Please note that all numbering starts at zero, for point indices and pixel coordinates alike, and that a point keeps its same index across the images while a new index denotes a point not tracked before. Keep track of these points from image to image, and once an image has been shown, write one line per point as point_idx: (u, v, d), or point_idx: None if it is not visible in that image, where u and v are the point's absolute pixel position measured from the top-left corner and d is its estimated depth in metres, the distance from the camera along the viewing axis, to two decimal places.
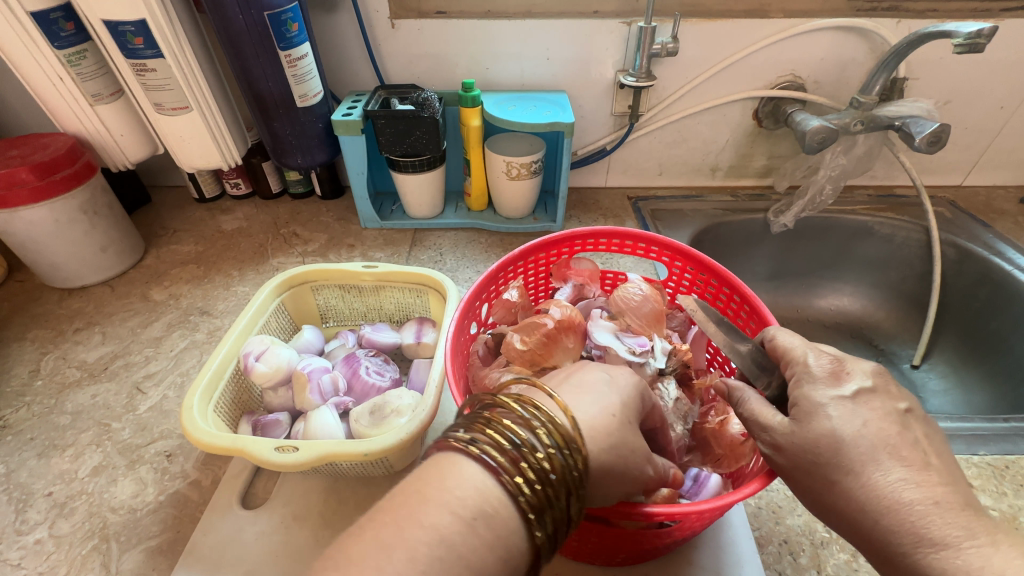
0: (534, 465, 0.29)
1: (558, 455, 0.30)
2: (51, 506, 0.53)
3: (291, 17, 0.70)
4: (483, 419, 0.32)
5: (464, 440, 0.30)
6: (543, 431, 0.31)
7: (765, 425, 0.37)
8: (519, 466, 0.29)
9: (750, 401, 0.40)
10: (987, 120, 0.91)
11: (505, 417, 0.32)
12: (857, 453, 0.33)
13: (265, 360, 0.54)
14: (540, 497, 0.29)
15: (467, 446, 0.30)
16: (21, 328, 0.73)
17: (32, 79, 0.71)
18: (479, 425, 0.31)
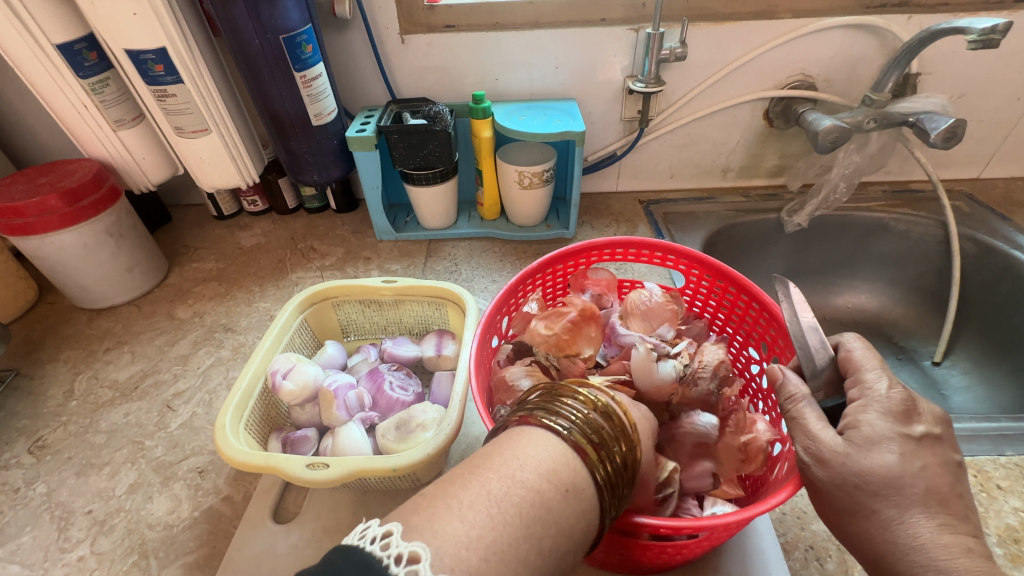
0: (613, 449, 0.32)
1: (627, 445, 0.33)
2: (92, 523, 0.55)
3: (305, 39, 0.71)
4: (563, 399, 0.34)
5: (550, 416, 0.32)
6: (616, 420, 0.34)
7: (813, 436, 0.37)
8: (601, 449, 0.31)
9: (810, 410, 0.39)
10: (1003, 112, 0.90)
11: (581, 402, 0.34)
12: (876, 466, 0.34)
13: (292, 378, 0.56)
14: (614, 478, 0.31)
15: (554, 422, 0.32)
16: (54, 349, 0.76)
17: (58, 108, 0.73)
18: (561, 405, 0.33)
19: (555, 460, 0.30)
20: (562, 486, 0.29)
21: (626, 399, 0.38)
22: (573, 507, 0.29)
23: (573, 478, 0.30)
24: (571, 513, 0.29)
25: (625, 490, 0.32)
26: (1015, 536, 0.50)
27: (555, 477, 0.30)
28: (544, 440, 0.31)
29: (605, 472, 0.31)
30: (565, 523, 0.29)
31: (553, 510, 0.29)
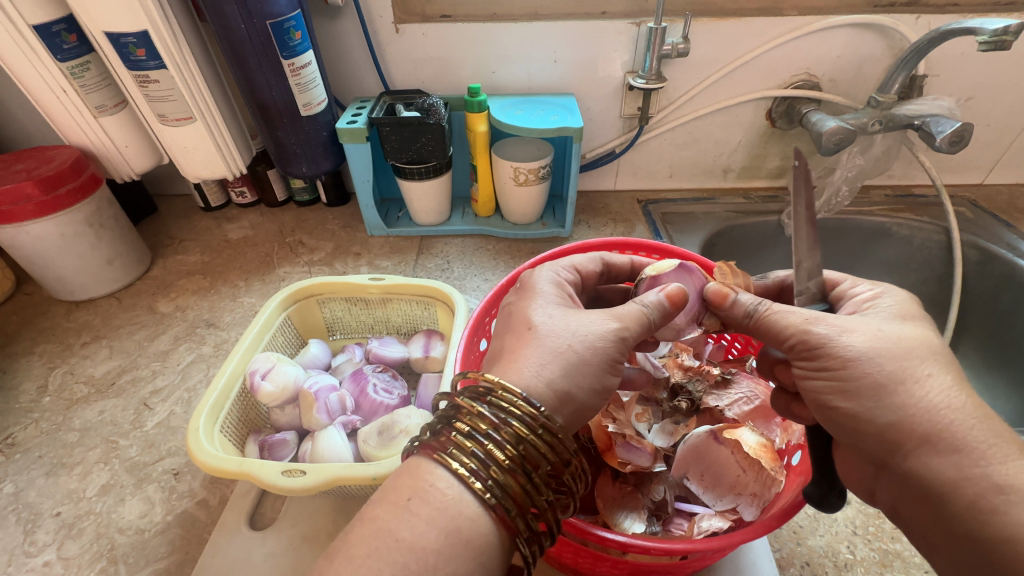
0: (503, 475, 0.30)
1: (528, 454, 0.31)
2: (60, 526, 0.52)
3: (294, 25, 0.68)
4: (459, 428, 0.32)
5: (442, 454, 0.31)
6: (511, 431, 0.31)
7: (806, 328, 0.36)
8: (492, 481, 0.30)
9: (775, 305, 0.39)
10: (1010, 117, 0.88)
11: (477, 422, 0.32)
12: (886, 339, 0.34)
13: (271, 379, 0.53)
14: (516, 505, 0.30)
15: (444, 461, 0.31)
16: (29, 342, 0.73)
17: (36, 93, 0.70)
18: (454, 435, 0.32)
19: (450, 501, 0.29)
20: (458, 529, 0.29)
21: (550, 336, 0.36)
22: (479, 544, 0.29)
23: (467, 517, 0.29)
24: (477, 554, 0.29)
25: (533, 481, 0.31)
26: None
27: (448, 521, 0.29)
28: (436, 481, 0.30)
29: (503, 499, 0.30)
30: (477, 566, 0.29)
31: (453, 557, 0.28)
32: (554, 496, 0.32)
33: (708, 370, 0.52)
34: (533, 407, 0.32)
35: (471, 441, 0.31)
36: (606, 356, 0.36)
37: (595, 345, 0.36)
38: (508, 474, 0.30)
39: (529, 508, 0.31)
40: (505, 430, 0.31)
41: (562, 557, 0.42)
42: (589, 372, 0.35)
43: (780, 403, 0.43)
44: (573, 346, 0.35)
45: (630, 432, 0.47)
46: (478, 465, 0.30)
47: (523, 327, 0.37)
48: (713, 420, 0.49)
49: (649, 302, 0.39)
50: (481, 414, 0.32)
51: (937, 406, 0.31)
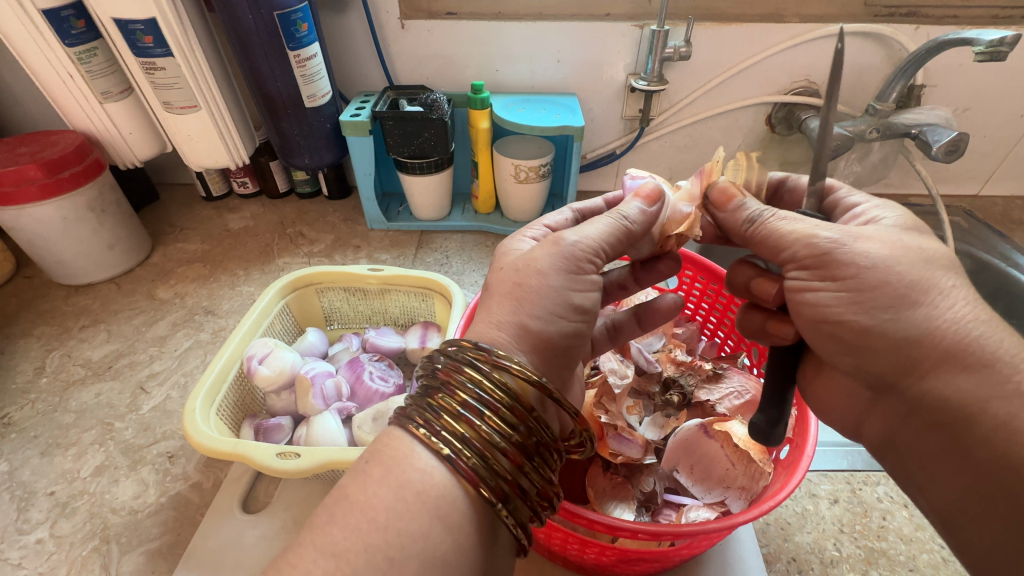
0: (493, 448, 0.30)
1: (518, 422, 0.31)
2: (53, 505, 0.53)
3: (301, 17, 0.69)
4: (447, 402, 0.31)
5: (426, 431, 0.31)
6: (499, 400, 0.31)
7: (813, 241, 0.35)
8: (482, 456, 0.30)
9: (781, 215, 0.37)
10: (1006, 128, 0.89)
11: (467, 394, 0.32)
12: (894, 260, 0.33)
13: (268, 364, 0.54)
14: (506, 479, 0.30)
15: (429, 438, 0.30)
16: (28, 324, 0.74)
17: (42, 77, 0.71)
18: (442, 412, 0.31)
19: (402, 456, 0.30)
20: (408, 485, 0.29)
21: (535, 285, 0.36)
22: (437, 499, 0.29)
23: (418, 471, 0.29)
24: (433, 509, 0.28)
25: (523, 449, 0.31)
26: None
27: (399, 477, 0.29)
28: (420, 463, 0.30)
29: (494, 475, 0.30)
30: (435, 523, 0.28)
31: (405, 512, 0.28)
32: (524, 441, 0.31)
33: (699, 364, 0.52)
34: (485, 353, 0.33)
35: (458, 416, 0.31)
36: (551, 284, 0.36)
37: (547, 277, 0.36)
38: (462, 421, 0.31)
39: (492, 455, 0.30)
40: (458, 379, 0.32)
41: (551, 544, 0.42)
42: (549, 300, 0.36)
43: (755, 322, 0.41)
44: (521, 283, 0.36)
45: (624, 424, 0.48)
46: (432, 418, 0.31)
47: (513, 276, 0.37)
48: (703, 414, 0.50)
49: (629, 214, 0.40)
50: (435, 374, 0.33)
51: (954, 331, 0.31)
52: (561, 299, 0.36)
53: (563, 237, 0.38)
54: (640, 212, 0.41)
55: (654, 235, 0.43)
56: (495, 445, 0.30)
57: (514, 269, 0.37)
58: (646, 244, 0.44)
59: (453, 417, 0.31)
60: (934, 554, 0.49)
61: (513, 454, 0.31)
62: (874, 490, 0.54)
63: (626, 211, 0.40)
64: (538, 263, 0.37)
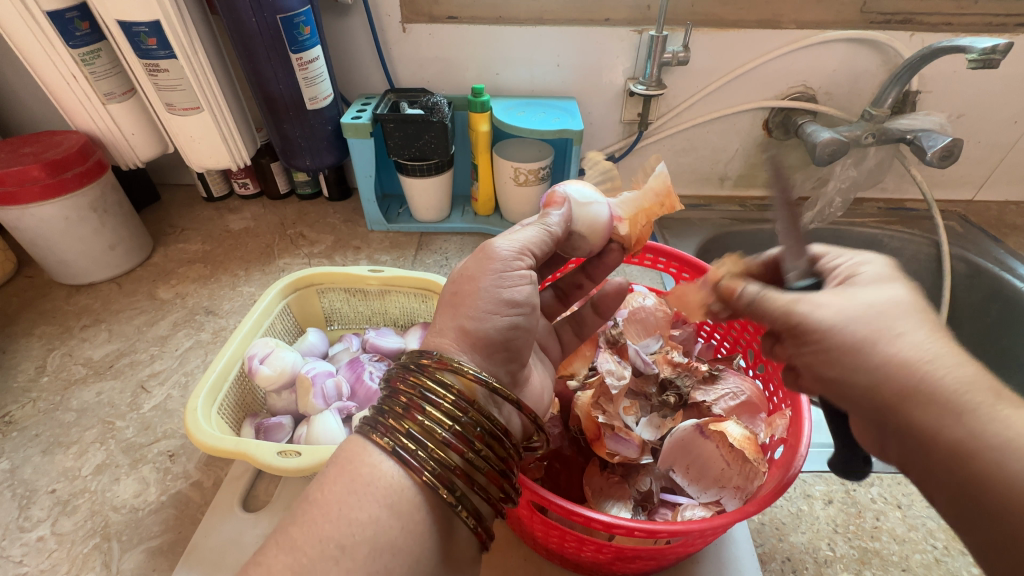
0: (443, 445, 0.31)
1: (465, 419, 0.32)
2: (54, 503, 0.53)
3: (303, 21, 0.70)
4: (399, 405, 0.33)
5: (377, 432, 0.32)
6: (446, 399, 0.32)
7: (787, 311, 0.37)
8: (433, 453, 0.31)
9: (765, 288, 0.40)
10: (1000, 134, 0.90)
11: (416, 395, 0.33)
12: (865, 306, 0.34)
13: (269, 363, 0.54)
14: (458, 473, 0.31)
15: (380, 440, 0.31)
16: (29, 323, 0.74)
17: (46, 78, 0.71)
18: (394, 414, 0.32)
19: (358, 459, 0.31)
20: (360, 479, 0.30)
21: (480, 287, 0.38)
22: (384, 492, 0.30)
23: (368, 467, 0.31)
24: (383, 499, 0.30)
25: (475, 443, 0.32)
26: None
27: (352, 472, 0.31)
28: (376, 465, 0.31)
29: (446, 471, 0.31)
30: (402, 519, 0.29)
31: (357, 502, 0.30)
32: (470, 432, 0.32)
33: (696, 365, 0.53)
34: (429, 355, 0.34)
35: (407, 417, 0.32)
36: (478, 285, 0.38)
37: (479, 281, 0.38)
38: (407, 418, 0.32)
39: (436, 447, 0.31)
40: (405, 381, 0.34)
41: (549, 542, 0.43)
42: (483, 300, 0.37)
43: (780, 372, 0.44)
44: (458, 293, 0.38)
45: (620, 425, 0.48)
46: (381, 417, 0.32)
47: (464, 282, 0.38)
48: (700, 415, 0.50)
49: (551, 221, 0.43)
50: (390, 380, 0.35)
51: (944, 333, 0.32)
52: (492, 296, 0.37)
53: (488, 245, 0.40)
54: (561, 219, 0.43)
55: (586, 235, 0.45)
56: (438, 438, 0.31)
57: (462, 274, 0.39)
58: (581, 243, 0.46)
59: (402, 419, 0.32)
60: (926, 554, 0.50)
61: (463, 449, 0.32)
62: (869, 492, 0.54)
63: (549, 220, 0.43)
64: (470, 272, 0.39)
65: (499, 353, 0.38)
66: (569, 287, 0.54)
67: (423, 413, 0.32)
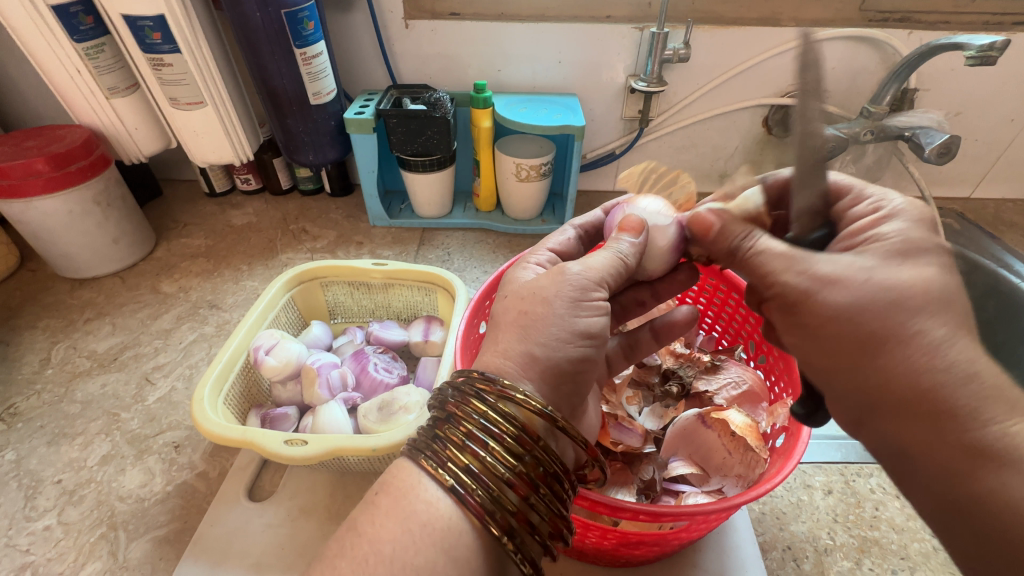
0: (501, 485, 0.31)
1: (524, 457, 0.32)
2: (61, 493, 0.53)
3: (307, 16, 0.70)
4: (456, 437, 0.32)
5: (434, 465, 0.32)
6: (506, 435, 0.32)
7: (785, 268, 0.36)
8: (491, 492, 0.31)
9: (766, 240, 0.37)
10: (996, 132, 0.91)
11: (475, 426, 0.32)
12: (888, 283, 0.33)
13: (275, 355, 0.55)
14: (515, 514, 0.31)
15: (437, 474, 0.31)
16: (33, 317, 0.74)
17: (51, 72, 0.72)
18: (451, 447, 0.32)
19: (410, 487, 0.31)
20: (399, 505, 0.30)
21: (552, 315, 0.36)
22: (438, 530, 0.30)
23: (422, 501, 0.31)
24: (434, 538, 0.30)
25: (532, 483, 0.32)
26: None
27: (405, 509, 0.30)
28: (427, 495, 0.31)
29: (504, 512, 0.31)
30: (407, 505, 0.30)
31: (411, 544, 0.29)
32: (530, 470, 0.32)
33: (698, 357, 0.54)
34: (491, 381, 0.34)
35: (464, 451, 0.32)
36: (556, 313, 0.36)
37: (553, 306, 0.36)
38: (468, 453, 0.32)
39: (498, 487, 0.31)
40: (464, 410, 0.33)
41: None
42: (554, 330, 0.35)
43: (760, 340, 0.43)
44: (526, 311, 0.37)
45: (623, 414, 0.50)
46: (440, 450, 0.32)
47: (536, 299, 0.37)
48: (702, 404, 0.51)
49: (625, 249, 0.41)
50: (445, 405, 0.35)
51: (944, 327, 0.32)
52: (566, 325, 0.36)
53: (565, 268, 0.39)
54: (636, 246, 0.42)
55: (646, 261, 0.45)
56: (500, 476, 0.31)
57: (536, 290, 0.37)
58: (646, 267, 0.45)
59: (460, 453, 0.32)
60: (925, 543, 0.50)
61: (519, 487, 0.31)
62: (868, 482, 0.55)
63: (625, 249, 0.41)
64: (544, 293, 0.37)
65: (566, 386, 0.36)
66: (630, 304, 0.52)
67: (483, 448, 0.32)
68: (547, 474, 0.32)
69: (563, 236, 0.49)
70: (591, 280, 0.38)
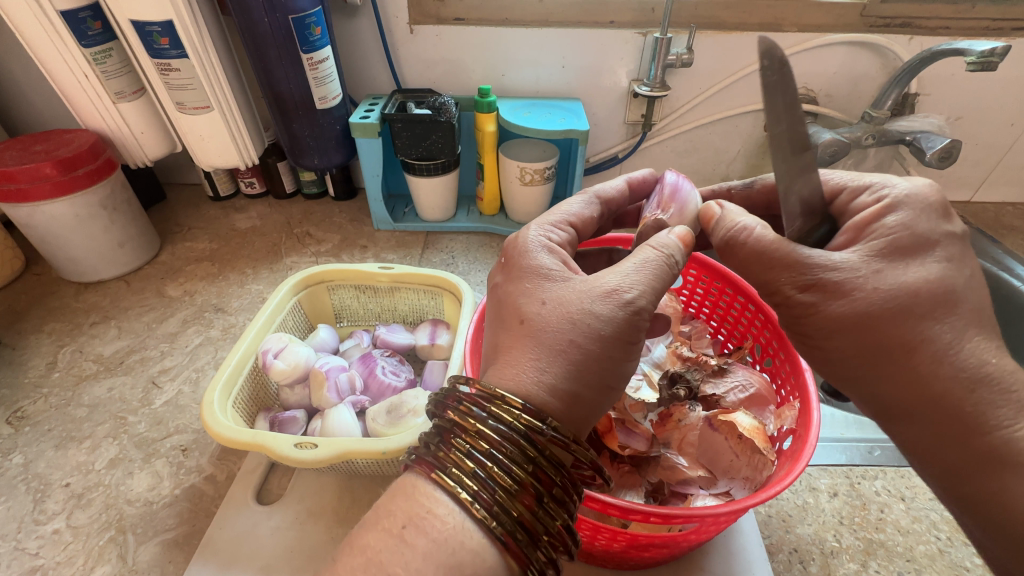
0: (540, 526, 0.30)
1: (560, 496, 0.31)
2: (69, 496, 0.53)
3: (314, 21, 0.71)
4: (496, 473, 0.30)
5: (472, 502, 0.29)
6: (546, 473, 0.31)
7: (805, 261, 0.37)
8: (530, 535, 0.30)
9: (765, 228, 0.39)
10: (996, 137, 0.92)
11: (518, 463, 0.31)
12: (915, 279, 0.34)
13: (283, 358, 0.55)
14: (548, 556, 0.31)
15: (474, 512, 0.29)
16: (38, 320, 0.74)
17: (58, 77, 0.72)
18: (490, 484, 0.30)
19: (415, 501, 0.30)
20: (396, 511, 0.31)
21: (603, 357, 0.34)
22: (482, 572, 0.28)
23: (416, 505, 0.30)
24: None
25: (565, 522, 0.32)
26: None
27: (447, 553, 0.28)
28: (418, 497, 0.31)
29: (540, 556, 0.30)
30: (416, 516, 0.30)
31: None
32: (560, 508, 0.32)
33: (704, 360, 0.55)
34: (538, 416, 0.31)
35: (504, 489, 0.30)
36: (610, 357, 0.34)
37: (602, 345, 0.34)
38: (512, 494, 0.30)
39: (532, 525, 0.30)
40: (503, 443, 0.31)
41: None
42: (600, 372, 0.34)
43: None
44: (577, 342, 0.34)
45: (629, 417, 0.49)
46: (478, 486, 0.30)
47: (586, 330, 0.34)
48: (708, 407, 0.52)
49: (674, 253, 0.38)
50: (474, 428, 0.32)
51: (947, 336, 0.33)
52: (613, 370, 0.35)
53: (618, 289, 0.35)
54: (680, 250, 0.39)
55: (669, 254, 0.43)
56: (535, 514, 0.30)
57: (588, 321, 0.34)
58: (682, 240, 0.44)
59: (500, 492, 0.30)
60: (930, 545, 0.51)
61: (552, 525, 0.31)
62: (873, 484, 0.55)
63: (673, 247, 0.38)
64: (594, 326, 0.34)
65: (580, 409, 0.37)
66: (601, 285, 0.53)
67: (523, 486, 0.30)
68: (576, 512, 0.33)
69: (585, 207, 0.46)
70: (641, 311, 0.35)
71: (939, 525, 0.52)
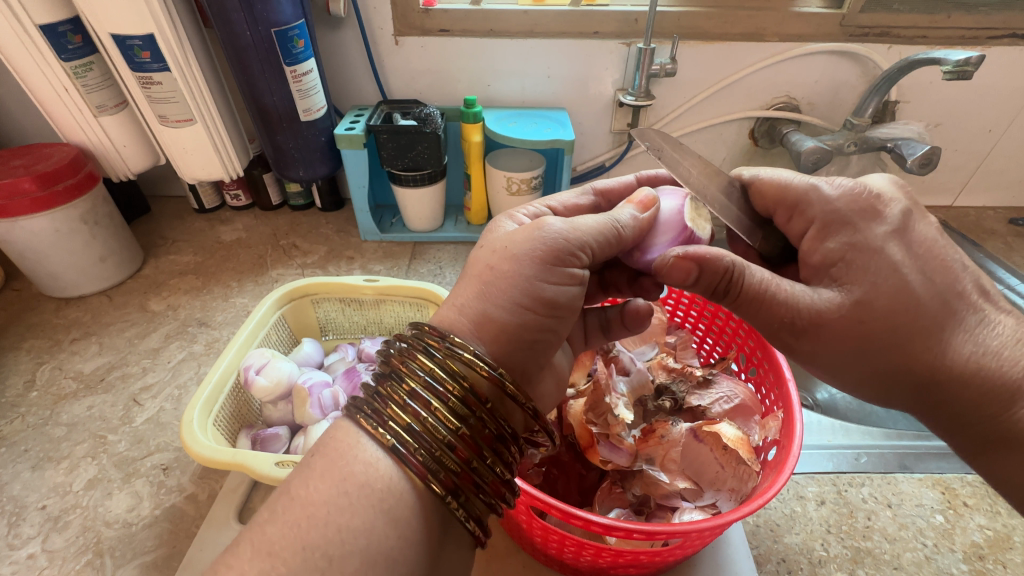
0: (446, 449, 0.30)
1: (470, 422, 0.31)
2: (45, 519, 0.52)
3: (297, 34, 0.71)
4: (399, 396, 0.31)
5: (376, 426, 0.30)
6: (452, 398, 0.31)
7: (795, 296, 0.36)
8: (438, 459, 0.29)
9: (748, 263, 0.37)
10: (976, 143, 0.93)
11: (421, 387, 0.31)
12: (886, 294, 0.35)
13: (265, 374, 0.55)
14: (460, 480, 0.30)
15: (380, 436, 0.30)
16: (18, 337, 0.73)
17: (37, 91, 0.71)
18: (393, 407, 0.31)
19: (347, 447, 0.30)
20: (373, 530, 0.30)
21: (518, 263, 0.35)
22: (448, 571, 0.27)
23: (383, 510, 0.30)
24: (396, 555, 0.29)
25: (479, 450, 0.31)
26: (980, 553, 0.50)
27: None
28: None
29: (450, 477, 0.30)
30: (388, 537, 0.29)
31: (350, 520, 0.28)
32: (475, 432, 0.31)
33: (690, 371, 0.55)
34: (443, 338, 0.32)
35: (408, 414, 0.30)
36: (520, 273, 0.35)
37: (519, 259, 0.35)
38: (416, 417, 0.30)
39: (440, 449, 0.30)
40: (409, 365, 0.32)
41: (548, 548, 0.44)
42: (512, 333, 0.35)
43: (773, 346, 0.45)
44: (492, 265, 0.35)
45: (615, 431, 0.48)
46: (386, 415, 0.31)
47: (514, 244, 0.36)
48: (694, 417, 0.52)
49: (623, 220, 0.40)
50: (392, 357, 0.33)
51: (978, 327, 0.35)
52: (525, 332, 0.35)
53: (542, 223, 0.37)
54: (636, 219, 0.41)
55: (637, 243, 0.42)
56: (443, 439, 0.30)
57: (515, 239, 0.36)
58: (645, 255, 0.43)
59: (403, 415, 0.30)
60: (917, 552, 0.51)
61: (462, 448, 0.30)
62: (860, 492, 0.55)
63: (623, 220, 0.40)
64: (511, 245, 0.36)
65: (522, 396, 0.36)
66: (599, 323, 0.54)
67: (427, 409, 0.30)
68: (495, 437, 0.32)
69: (576, 198, 0.47)
70: (562, 247, 0.36)
71: (926, 532, 0.52)
